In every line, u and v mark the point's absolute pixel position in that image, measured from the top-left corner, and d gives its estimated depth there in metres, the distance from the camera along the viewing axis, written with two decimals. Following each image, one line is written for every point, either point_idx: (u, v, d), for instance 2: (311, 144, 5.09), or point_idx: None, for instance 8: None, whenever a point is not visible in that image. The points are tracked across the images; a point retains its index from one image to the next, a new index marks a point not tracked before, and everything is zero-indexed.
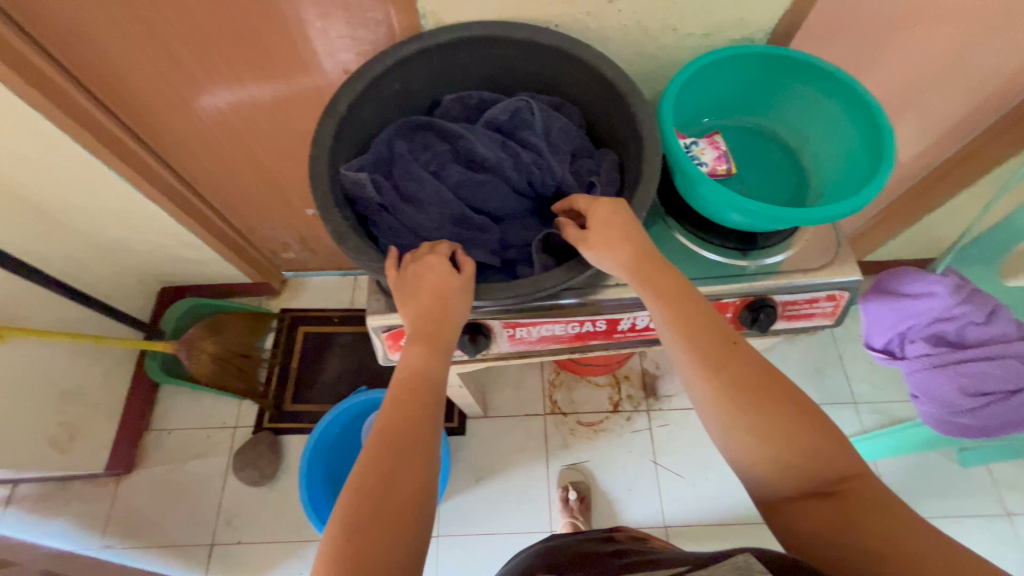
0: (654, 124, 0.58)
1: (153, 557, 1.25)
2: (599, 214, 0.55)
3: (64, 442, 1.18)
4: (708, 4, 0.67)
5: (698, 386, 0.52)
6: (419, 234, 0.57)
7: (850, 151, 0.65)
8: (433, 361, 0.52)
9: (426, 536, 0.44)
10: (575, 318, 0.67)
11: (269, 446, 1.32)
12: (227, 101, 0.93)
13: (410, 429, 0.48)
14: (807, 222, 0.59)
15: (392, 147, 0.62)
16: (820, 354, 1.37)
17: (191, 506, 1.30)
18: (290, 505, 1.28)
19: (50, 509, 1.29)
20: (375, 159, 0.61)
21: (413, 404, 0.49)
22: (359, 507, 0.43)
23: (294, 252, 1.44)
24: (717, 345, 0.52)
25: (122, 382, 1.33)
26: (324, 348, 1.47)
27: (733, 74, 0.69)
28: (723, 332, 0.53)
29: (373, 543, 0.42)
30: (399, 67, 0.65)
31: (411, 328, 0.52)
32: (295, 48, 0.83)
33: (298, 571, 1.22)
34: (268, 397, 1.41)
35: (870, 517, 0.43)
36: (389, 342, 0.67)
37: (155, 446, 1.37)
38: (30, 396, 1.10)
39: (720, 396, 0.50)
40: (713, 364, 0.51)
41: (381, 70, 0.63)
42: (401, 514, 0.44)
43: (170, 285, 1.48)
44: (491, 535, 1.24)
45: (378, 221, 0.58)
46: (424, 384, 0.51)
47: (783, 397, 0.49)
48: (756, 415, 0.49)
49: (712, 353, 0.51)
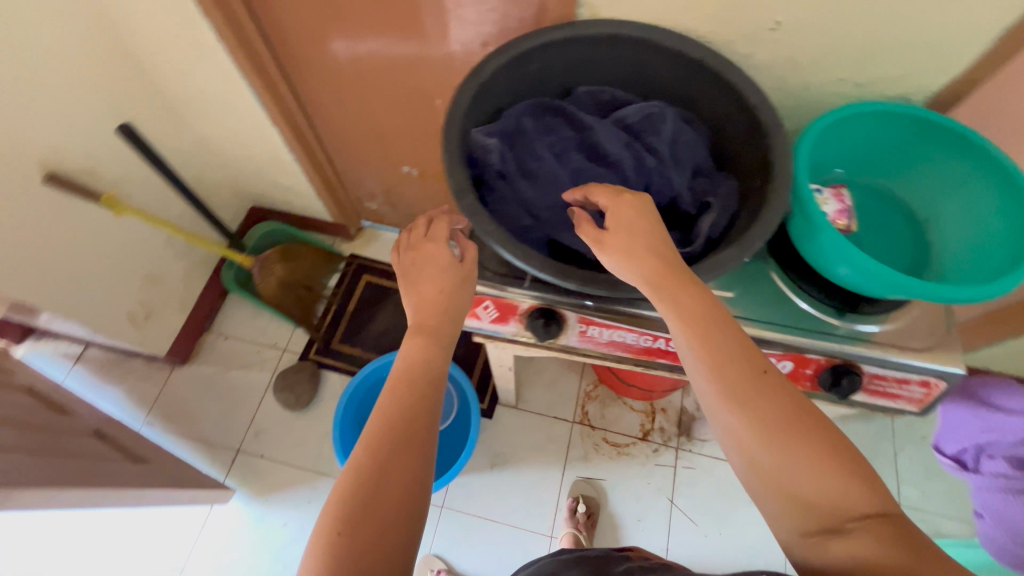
0: (789, 160, 0.57)
1: (184, 446, 1.34)
2: (621, 216, 0.52)
3: (140, 319, 1.28)
4: (872, 54, 0.64)
5: (722, 417, 0.48)
6: (529, 209, 0.58)
7: (988, 240, 0.61)
8: (430, 357, 0.56)
9: (415, 515, 0.47)
10: (650, 332, 0.67)
11: (310, 376, 1.39)
12: (366, 47, 0.98)
13: (406, 417, 0.51)
14: (926, 297, 0.56)
15: (522, 122, 0.63)
16: (873, 444, 1.29)
17: (228, 410, 1.38)
18: (314, 436, 1.34)
19: (111, 377, 1.42)
20: (504, 130, 0.62)
21: (408, 392, 0.53)
22: (356, 492, 0.46)
23: (378, 204, 1.50)
24: (744, 373, 0.48)
25: (198, 281, 1.43)
26: (380, 300, 1.52)
27: (880, 131, 0.66)
28: (752, 361, 0.49)
29: (367, 524, 0.45)
30: (546, 49, 0.66)
31: (413, 322, 0.58)
32: (443, 10, 0.86)
33: (306, 499, 1.28)
34: (320, 331, 1.48)
35: (897, 555, 0.39)
36: None
37: (210, 348, 1.46)
38: (124, 270, 1.20)
39: (748, 428, 0.47)
40: (742, 396, 0.48)
41: (529, 48, 0.65)
42: (392, 495, 0.47)
43: (260, 206, 1.55)
44: (491, 522, 1.25)
45: (493, 187, 0.59)
46: (420, 374, 0.54)
47: (815, 429, 0.46)
48: (782, 446, 0.46)
49: (744, 384, 0.48)
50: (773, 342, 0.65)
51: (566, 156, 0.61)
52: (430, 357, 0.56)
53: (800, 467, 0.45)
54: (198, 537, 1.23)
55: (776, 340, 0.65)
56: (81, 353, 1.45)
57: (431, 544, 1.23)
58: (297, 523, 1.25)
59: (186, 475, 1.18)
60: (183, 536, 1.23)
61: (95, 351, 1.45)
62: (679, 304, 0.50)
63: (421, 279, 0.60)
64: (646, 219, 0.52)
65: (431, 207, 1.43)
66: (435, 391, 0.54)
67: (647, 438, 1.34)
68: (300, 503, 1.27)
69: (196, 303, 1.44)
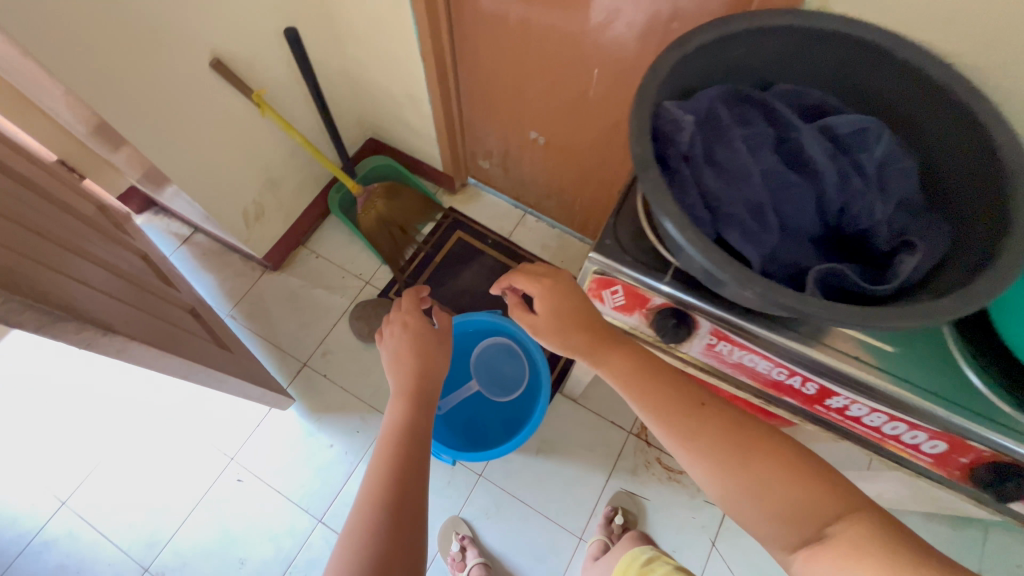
0: None
1: (258, 345, 1.41)
2: (549, 297, 0.67)
3: (250, 218, 1.33)
4: None
5: (683, 456, 0.58)
6: (708, 202, 0.53)
7: None
8: (414, 412, 0.80)
9: (421, 536, 0.68)
10: (790, 366, 0.61)
11: (386, 313, 1.41)
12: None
13: (404, 463, 0.73)
14: None
15: (716, 105, 0.57)
16: (957, 554, 1.15)
17: (303, 324, 1.43)
18: (376, 371, 1.37)
19: (209, 264, 1.51)
20: (697, 110, 0.56)
21: (399, 447, 0.75)
22: (379, 530, 0.66)
23: (490, 163, 1.48)
24: (685, 411, 0.59)
25: (306, 196, 1.47)
26: (468, 259, 1.52)
27: None
28: (691, 396, 0.60)
29: (394, 550, 0.64)
30: (762, 31, 0.58)
31: (399, 389, 0.82)
32: None
33: (356, 428, 1.31)
34: (404, 273, 1.49)
35: (864, 552, 0.45)
36: (591, 285, 0.68)
37: (301, 261, 1.51)
38: (250, 167, 1.25)
39: (700, 456, 0.56)
40: (686, 432, 0.58)
41: (746, 27, 0.57)
42: (409, 524, 0.67)
43: (377, 139, 1.58)
44: (524, 504, 1.23)
45: (675, 168, 0.53)
46: (405, 432, 0.77)
47: (763, 443, 0.55)
48: (739, 471, 0.54)
49: (683, 420, 0.58)
50: (934, 418, 0.57)
51: (761, 153, 0.54)
52: (410, 412, 0.80)
53: (757, 483, 0.53)
54: (253, 433, 1.30)
55: (941, 416, 0.57)
56: (189, 236, 1.55)
57: (462, 508, 1.23)
58: (343, 448, 1.29)
59: (258, 373, 1.23)
60: (241, 428, 1.30)
61: (201, 237, 1.54)
62: (608, 356, 0.64)
63: (403, 345, 0.87)
64: (567, 300, 0.66)
65: (543, 179, 1.39)
66: (416, 438, 0.77)
67: None
68: (349, 431, 1.30)
69: (300, 217, 1.48)
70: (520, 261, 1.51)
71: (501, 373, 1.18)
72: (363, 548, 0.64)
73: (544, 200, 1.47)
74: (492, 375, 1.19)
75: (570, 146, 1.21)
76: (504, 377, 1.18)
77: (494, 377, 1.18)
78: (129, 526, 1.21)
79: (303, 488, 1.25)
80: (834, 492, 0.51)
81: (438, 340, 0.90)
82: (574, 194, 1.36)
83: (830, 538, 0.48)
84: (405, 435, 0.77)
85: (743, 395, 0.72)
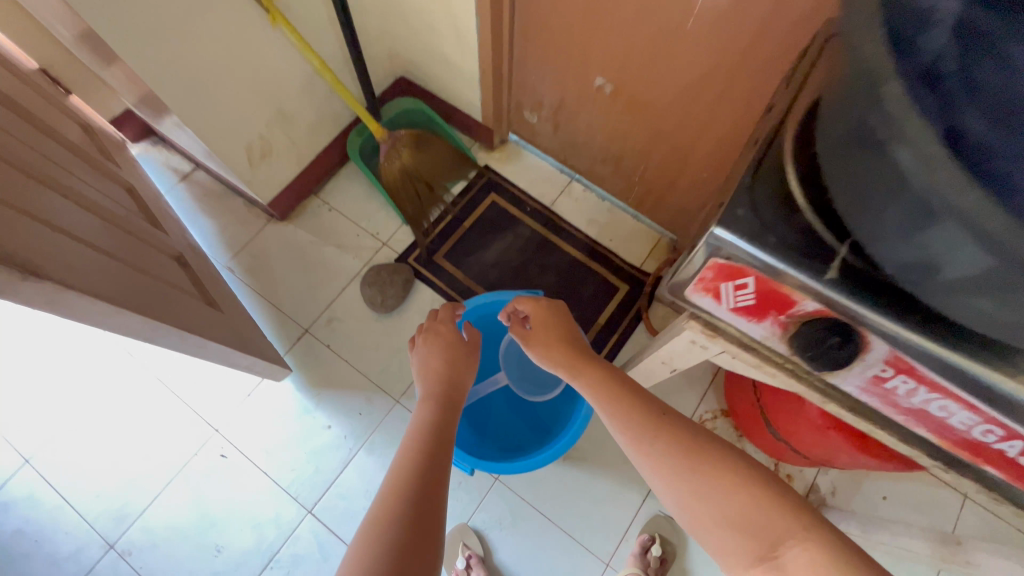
0: None
1: (256, 304, 1.24)
2: (544, 320, 0.77)
3: (255, 158, 1.13)
4: None
5: (642, 463, 0.56)
6: None
7: None
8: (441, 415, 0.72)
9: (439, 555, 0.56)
10: (1010, 432, 0.40)
11: (404, 282, 1.22)
12: None
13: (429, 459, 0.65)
14: None
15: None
16: None
17: (308, 285, 1.25)
18: (387, 347, 1.19)
19: (208, 206, 1.33)
20: None
21: (423, 445, 0.67)
22: (390, 531, 0.55)
23: (539, 118, 1.25)
24: (649, 418, 0.58)
25: (323, 137, 1.26)
26: (502, 227, 1.31)
27: None
28: (654, 406, 0.60)
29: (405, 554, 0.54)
30: None
31: (429, 393, 0.76)
32: None
33: (358, 410, 1.14)
34: (427, 237, 1.30)
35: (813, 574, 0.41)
36: (708, 275, 0.46)
37: (312, 213, 1.32)
38: (257, 94, 1.04)
39: (657, 462, 0.55)
40: (644, 436, 0.57)
41: None
42: (426, 528, 0.57)
43: (409, 78, 1.36)
44: (545, 519, 1.06)
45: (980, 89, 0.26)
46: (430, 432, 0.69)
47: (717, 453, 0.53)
48: (696, 478, 0.52)
49: (642, 425, 0.58)
50: None
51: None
52: (439, 414, 0.72)
53: (709, 490, 0.50)
54: (242, 404, 1.13)
55: None
56: (188, 173, 1.37)
57: (472, 515, 1.07)
58: (342, 432, 1.12)
59: (252, 339, 1.05)
60: (229, 397, 1.14)
61: (202, 176, 1.36)
62: (579, 372, 0.69)
63: (433, 353, 0.80)
64: (558, 318, 0.77)
65: (601, 140, 1.16)
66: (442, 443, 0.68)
67: None
68: (350, 412, 1.14)
69: (314, 161, 1.28)
70: (561, 235, 1.30)
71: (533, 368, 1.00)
72: (373, 546, 0.54)
73: (598, 166, 1.25)
74: (522, 370, 1.00)
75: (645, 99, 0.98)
76: (536, 373, 0.99)
77: (524, 373, 1.00)
78: (98, 495, 1.07)
79: (295, 472, 1.09)
80: (785, 509, 0.47)
81: (469, 353, 0.83)
82: (639, 161, 1.13)
83: (782, 560, 0.44)
84: (427, 437, 0.68)
85: (892, 447, 0.52)
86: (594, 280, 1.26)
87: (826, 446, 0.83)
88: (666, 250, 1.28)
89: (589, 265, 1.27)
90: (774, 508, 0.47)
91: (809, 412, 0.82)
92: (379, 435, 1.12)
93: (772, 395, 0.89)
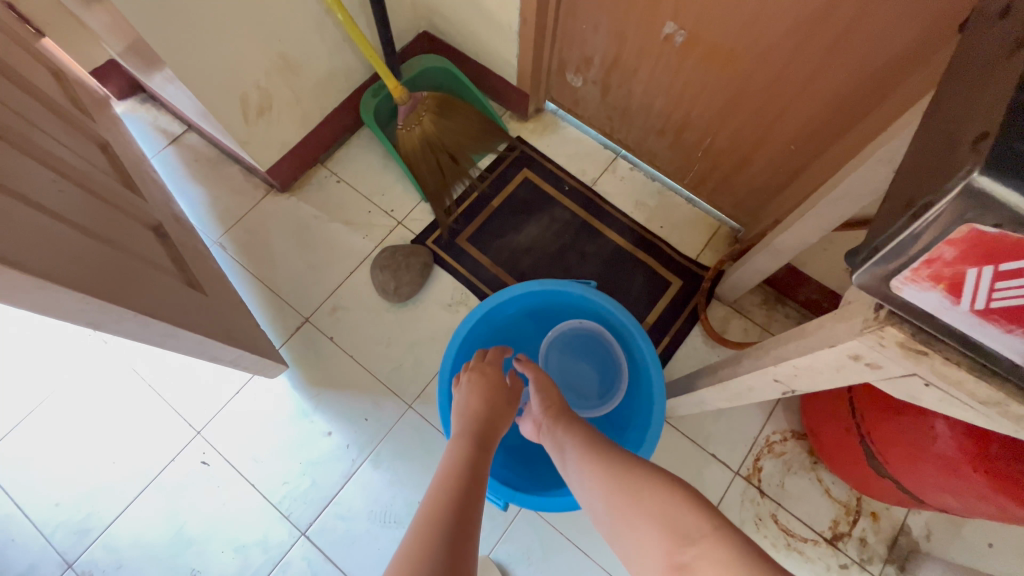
0: None
1: (250, 287, 1.07)
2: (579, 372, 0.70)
3: (251, 113, 0.96)
4: None
5: (587, 482, 0.56)
6: None
7: None
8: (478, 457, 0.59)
9: None
10: None
11: (421, 267, 1.05)
12: None
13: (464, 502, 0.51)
14: None
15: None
16: None
17: (311, 267, 1.08)
18: (400, 342, 1.02)
19: (199, 173, 1.16)
20: None
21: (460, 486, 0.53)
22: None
23: (585, 80, 1.07)
24: (598, 444, 0.60)
25: (333, 97, 1.09)
26: (535, 208, 1.14)
27: None
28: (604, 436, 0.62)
29: None
30: None
31: (467, 433, 0.63)
32: None
33: (364, 415, 0.97)
34: (449, 217, 1.12)
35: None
36: (951, 257, 0.28)
37: (318, 185, 1.15)
38: (256, 34, 0.86)
39: (597, 472, 0.56)
40: (593, 458, 0.58)
41: None
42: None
43: (433, 34, 1.19)
44: (580, 555, 0.90)
45: None
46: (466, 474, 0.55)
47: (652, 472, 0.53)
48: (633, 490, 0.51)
49: (589, 448, 0.60)
50: None
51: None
52: (476, 454, 0.60)
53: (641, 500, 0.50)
54: (229, 404, 0.97)
55: None
56: (179, 135, 1.20)
57: (494, 545, 0.91)
58: (344, 440, 0.95)
59: (241, 327, 0.89)
60: (215, 395, 0.98)
61: (194, 139, 1.20)
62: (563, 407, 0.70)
63: (474, 393, 0.68)
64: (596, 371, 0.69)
65: (660, 106, 0.98)
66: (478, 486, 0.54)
67: (835, 543, 0.90)
68: (354, 417, 0.97)
69: (321, 124, 1.11)
70: (604, 220, 1.12)
71: (576, 377, 0.87)
72: None
73: (652, 139, 1.07)
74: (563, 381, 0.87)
75: (728, 49, 0.79)
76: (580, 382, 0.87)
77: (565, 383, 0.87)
78: (58, 505, 0.91)
79: (287, 486, 0.93)
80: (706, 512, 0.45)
81: (514, 403, 0.70)
82: (707, 130, 0.95)
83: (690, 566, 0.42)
84: (459, 476, 0.55)
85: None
86: (642, 272, 1.08)
87: (958, 492, 0.65)
88: (726, 240, 1.10)
89: (636, 254, 1.09)
90: (697, 510, 0.46)
91: (940, 446, 0.64)
92: (386, 446, 0.95)
93: (882, 422, 0.71)
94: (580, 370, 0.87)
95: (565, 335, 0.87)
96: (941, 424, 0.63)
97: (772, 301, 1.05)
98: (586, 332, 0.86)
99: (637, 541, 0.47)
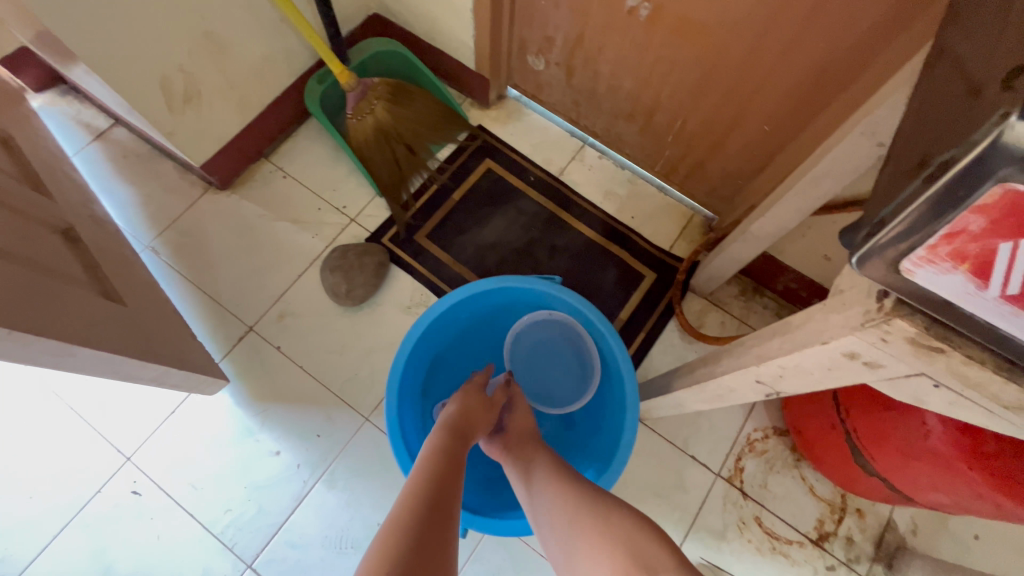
0: None
1: (186, 295, 0.97)
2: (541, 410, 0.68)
3: (177, 100, 0.86)
4: None
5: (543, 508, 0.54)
6: None
7: None
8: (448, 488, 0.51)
9: None
10: None
11: (376, 267, 0.97)
12: None
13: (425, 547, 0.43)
14: None
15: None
16: None
17: (255, 271, 0.99)
18: (354, 349, 0.94)
19: (128, 171, 1.06)
20: None
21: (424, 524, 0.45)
22: None
23: (547, 62, 1.00)
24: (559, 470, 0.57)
25: (274, 84, 1.00)
26: (499, 201, 1.07)
27: None
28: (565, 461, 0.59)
29: None
30: None
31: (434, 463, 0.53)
32: None
33: (316, 431, 0.88)
34: (406, 212, 1.04)
35: None
36: (971, 231, 0.22)
37: (262, 181, 1.06)
38: (173, 9, 0.77)
39: (558, 490, 0.54)
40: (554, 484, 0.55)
41: None
42: None
43: (385, 16, 1.11)
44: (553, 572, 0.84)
45: None
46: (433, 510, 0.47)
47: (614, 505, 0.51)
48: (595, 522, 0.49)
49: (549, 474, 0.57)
50: None
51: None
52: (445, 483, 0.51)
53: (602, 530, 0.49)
54: (163, 425, 0.87)
55: None
56: (105, 130, 1.09)
57: (462, 567, 0.84)
58: (294, 459, 0.87)
59: (168, 339, 0.79)
60: (147, 415, 0.88)
61: (123, 133, 1.09)
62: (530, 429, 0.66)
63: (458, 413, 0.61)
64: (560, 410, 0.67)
65: (628, 87, 0.92)
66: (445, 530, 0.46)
67: (821, 543, 0.86)
68: (305, 434, 0.88)
69: (263, 114, 1.02)
70: (573, 211, 1.06)
71: (545, 383, 0.81)
72: None
73: (620, 123, 1.01)
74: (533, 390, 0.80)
75: (696, 20, 0.74)
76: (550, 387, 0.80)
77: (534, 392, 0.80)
78: None
79: (230, 514, 0.84)
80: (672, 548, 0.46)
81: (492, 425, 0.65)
82: (678, 111, 0.89)
83: None
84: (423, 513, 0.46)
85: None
86: (614, 265, 1.02)
87: (951, 489, 0.60)
88: (700, 229, 1.05)
89: (607, 247, 1.03)
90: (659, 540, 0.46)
91: (932, 442, 0.59)
92: (341, 464, 0.87)
93: (869, 417, 0.67)
94: (549, 376, 0.81)
95: (527, 338, 0.80)
96: (932, 418, 0.59)
97: (749, 292, 1.00)
98: (549, 330, 0.80)
99: (592, 565, 0.46)
